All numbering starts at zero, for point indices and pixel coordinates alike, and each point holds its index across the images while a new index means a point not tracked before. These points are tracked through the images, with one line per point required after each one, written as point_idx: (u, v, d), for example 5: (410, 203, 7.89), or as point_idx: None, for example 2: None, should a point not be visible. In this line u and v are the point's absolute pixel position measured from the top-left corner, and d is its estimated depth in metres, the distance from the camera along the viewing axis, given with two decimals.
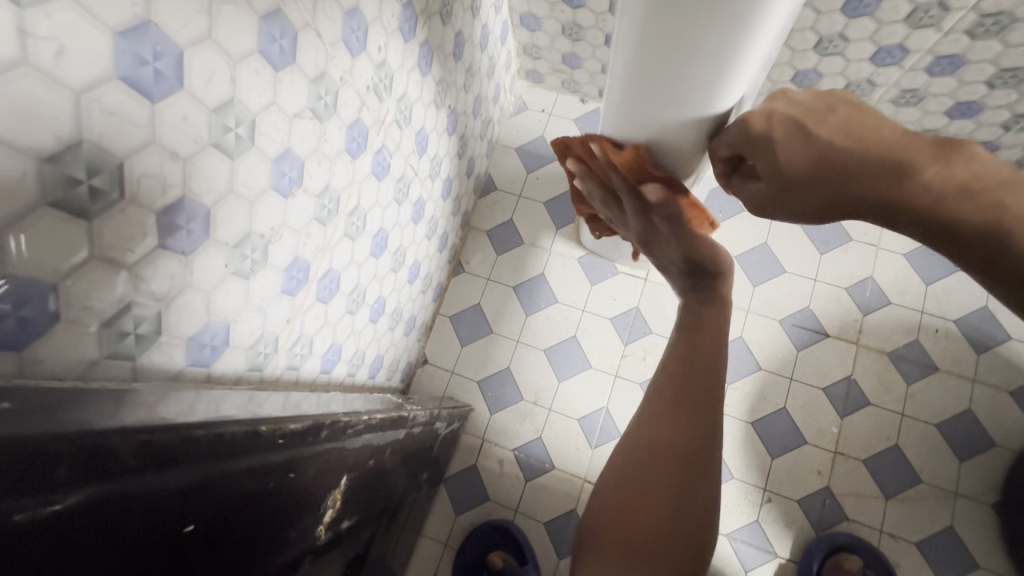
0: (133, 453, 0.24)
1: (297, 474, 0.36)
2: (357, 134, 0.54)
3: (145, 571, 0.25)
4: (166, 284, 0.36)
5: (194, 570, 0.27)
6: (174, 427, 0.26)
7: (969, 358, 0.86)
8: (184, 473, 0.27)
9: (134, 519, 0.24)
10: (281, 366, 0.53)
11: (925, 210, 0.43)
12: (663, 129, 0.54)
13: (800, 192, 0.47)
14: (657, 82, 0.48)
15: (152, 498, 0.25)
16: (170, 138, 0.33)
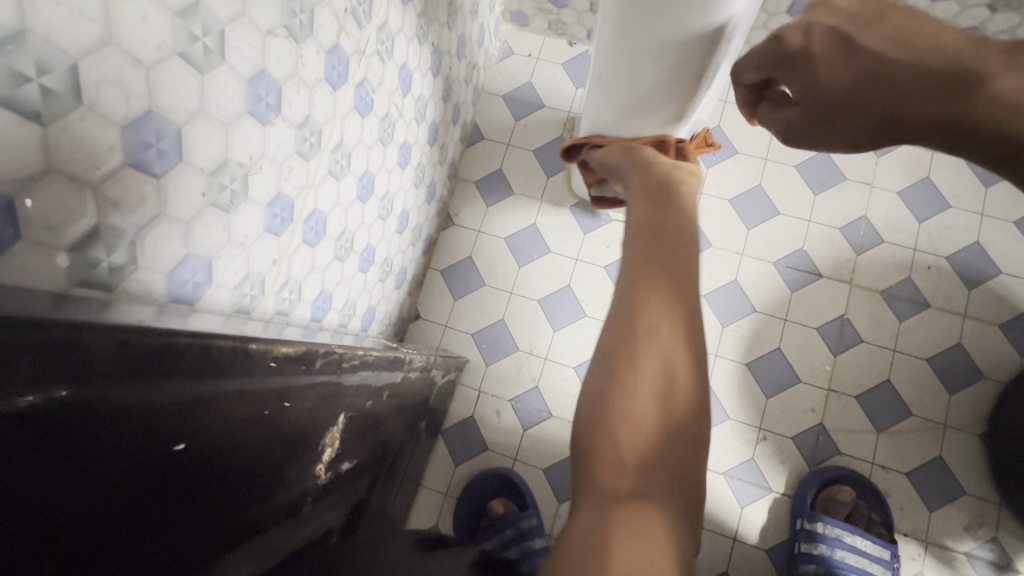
0: (108, 358, 0.23)
1: (292, 406, 0.35)
2: (337, 62, 0.51)
3: (130, 485, 0.23)
4: (139, 209, 0.34)
5: (186, 491, 0.27)
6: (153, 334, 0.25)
7: (960, 293, 0.86)
8: (165, 386, 0.25)
9: (117, 429, 0.23)
10: (270, 310, 0.51)
11: (983, 129, 0.35)
12: (646, 78, 0.57)
13: (835, 117, 0.42)
14: (639, 31, 0.51)
15: (134, 409, 0.24)
16: (129, 41, 0.30)
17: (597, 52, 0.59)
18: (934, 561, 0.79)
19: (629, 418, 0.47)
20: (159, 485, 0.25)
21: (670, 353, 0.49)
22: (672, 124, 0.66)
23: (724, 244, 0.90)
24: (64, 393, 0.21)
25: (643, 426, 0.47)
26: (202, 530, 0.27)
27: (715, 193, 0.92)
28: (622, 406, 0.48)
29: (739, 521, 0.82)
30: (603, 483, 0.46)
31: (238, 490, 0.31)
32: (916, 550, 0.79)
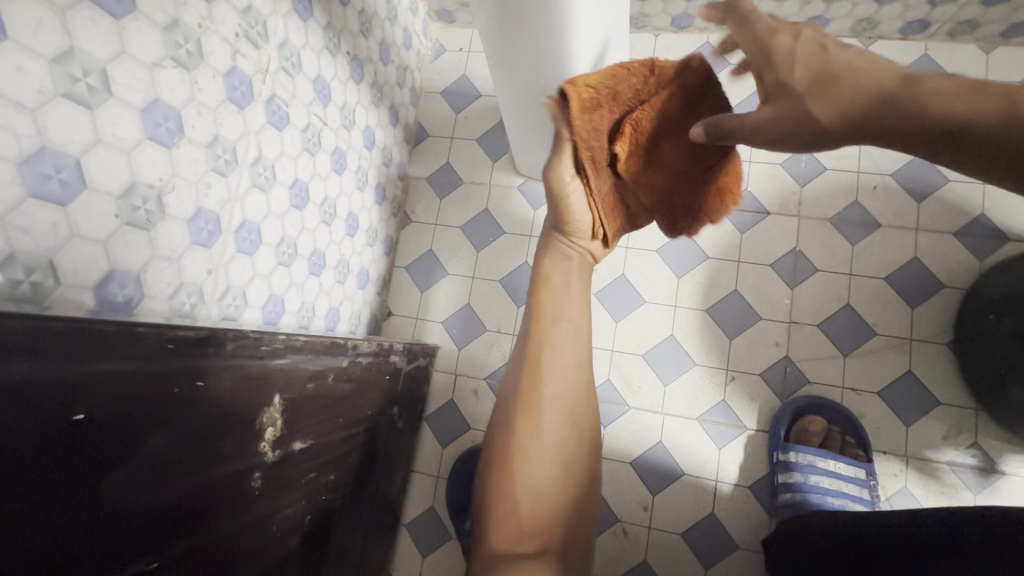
0: None
1: (201, 387, 0.40)
2: (238, 83, 0.55)
3: (29, 445, 0.29)
4: (51, 234, 0.39)
5: (95, 454, 0.32)
6: (28, 318, 0.29)
7: (909, 208, 0.86)
8: (43, 363, 0.30)
9: (9, 396, 0.28)
10: (216, 316, 0.56)
11: (940, 115, 0.36)
12: (533, 100, 0.73)
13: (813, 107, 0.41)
14: (513, 65, 0.67)
15: (13, 379, 0.28)
16: (7, 89, 0.35)
17: (484, 27, 0.64)
18: (916, 474, 0.79)
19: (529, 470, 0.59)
20: (44, 451, 0.29)
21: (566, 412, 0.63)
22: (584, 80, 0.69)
23: None
24: None
25: (541, 492, 0.58)
26: (89, 504, 0.31)
27: None
28: (521, 471, 0.59)
29: (718, 461, 0.83)
30: (501, 547, 0.55)
31: (149, 473, 0.35)
32: (897, 465, 0.80)
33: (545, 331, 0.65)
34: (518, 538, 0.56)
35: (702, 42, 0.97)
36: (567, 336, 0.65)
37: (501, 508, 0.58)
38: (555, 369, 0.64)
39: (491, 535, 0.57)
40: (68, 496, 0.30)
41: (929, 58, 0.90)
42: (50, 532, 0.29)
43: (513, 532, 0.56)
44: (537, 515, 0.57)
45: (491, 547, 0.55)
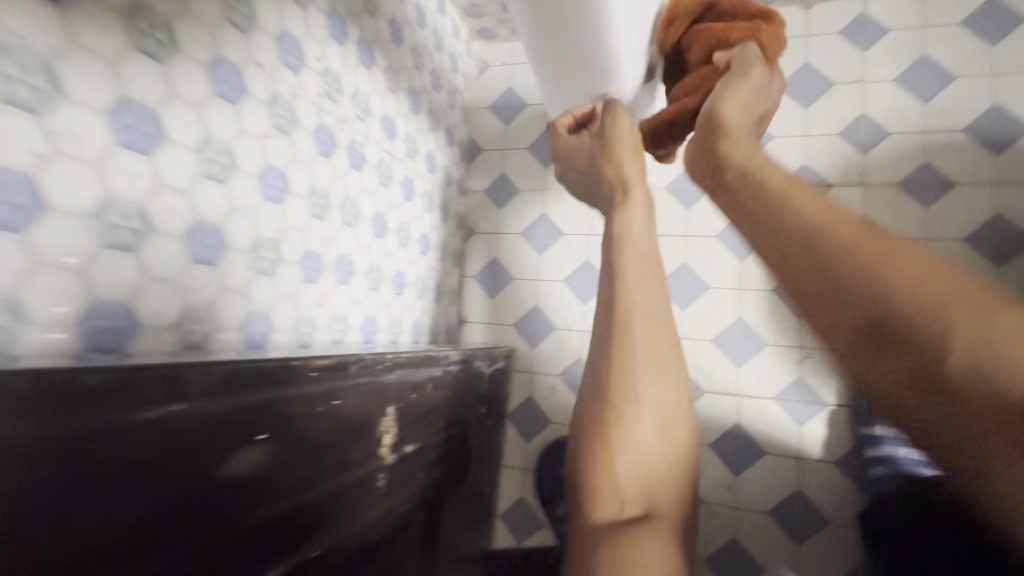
0: (200, 382, 0.34)
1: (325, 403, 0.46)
2: (324, 137, 0.64)
3: (230, 460, 0.36)
4: (209, 290, 0.48)
5: (267, 462, 0.40)
6: (226, 363, 0.36)
7: (987, 162, 0.82)
8: (236, 397, 0.37)
9: (217, 424, 0.35)
10: (326, 341, 0.65)
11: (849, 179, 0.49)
12: (578, 93, 0.73)
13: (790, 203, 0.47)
14: (554, 62, 0.68)
15: (217, 411, 0.35)
16: (170, 180, 0.44)
17: (523, 21, 0.62)
18: None
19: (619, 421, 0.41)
20: (239, 459, 0.37)
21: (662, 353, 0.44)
22: (629, 50, 0.64)
23: None
24: (186, 407, 0.33)
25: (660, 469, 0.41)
26: (267, 493, 0.40)
27: None
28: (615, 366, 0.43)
29: (800, 439, 0.84)
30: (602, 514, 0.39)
31: (301, 466, 0.44)
32: None
33: (621, 313, 0.44)
34: (639, 506, 0.40)
35: None
36: (648, 334, 0.44)
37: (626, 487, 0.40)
38: (640, 297, 0.45)
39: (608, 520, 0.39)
40: (254, 494, 0.38)
41: (997, 1, 0.85)
42: (244, 517, 0.38)
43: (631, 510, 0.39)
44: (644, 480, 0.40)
45: (601, 514, 0.39)
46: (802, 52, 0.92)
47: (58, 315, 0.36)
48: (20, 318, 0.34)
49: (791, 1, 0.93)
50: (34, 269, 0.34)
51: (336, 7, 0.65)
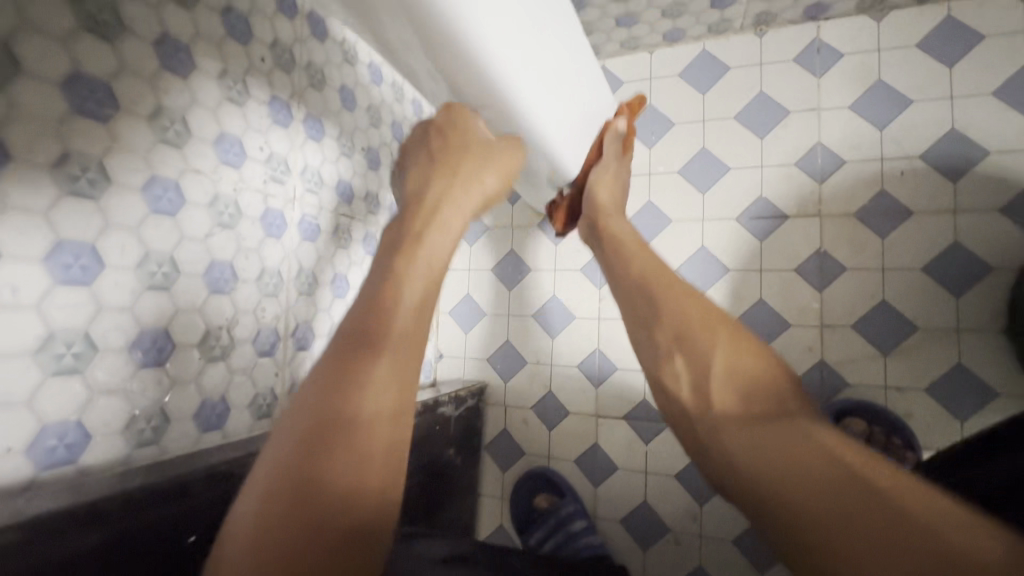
0: (120, 508, 0.39)
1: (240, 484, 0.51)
2: (273, 219, 0.68)
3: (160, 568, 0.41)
4: (158, 388, 0.53)
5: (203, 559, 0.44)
6: (145, 487, 0.41)
7: (945, 190, 0.81)
8: (163, 510, 0.42)
9: (144, 540, 0.40)
10: (287, 406, 0.71)
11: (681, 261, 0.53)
12: None
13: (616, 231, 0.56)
14: None
15: (143, 527, 0.40)
16: (111, 300, 0.49)
17: None
18: None
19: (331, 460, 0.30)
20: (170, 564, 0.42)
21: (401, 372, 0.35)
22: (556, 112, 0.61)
23: (682, 215, 0.94)
24: (108, 534, 0.38)
25: (392, 385, 0.33)
26: None
27: (663, 170, 0.96)
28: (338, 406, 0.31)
29: None
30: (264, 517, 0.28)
31: None
32: None
33: (424, 247, 0.41)
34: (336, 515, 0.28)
35: (699, 50, 0.96)
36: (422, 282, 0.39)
37: (330, 389, 0.31)
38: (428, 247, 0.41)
39: (291, 476, 0.28)
40: None
41: (953, 21, 0.82)
42: None
43: (344, 419, 0.30)
44: (388, 444, 0.32)
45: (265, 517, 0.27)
46: (757, 81, 0.92)
47: (10, 444, 0.41)
48: None
49: (745, 28, 0.92)
50: None
51: (277, 93, 0.69)
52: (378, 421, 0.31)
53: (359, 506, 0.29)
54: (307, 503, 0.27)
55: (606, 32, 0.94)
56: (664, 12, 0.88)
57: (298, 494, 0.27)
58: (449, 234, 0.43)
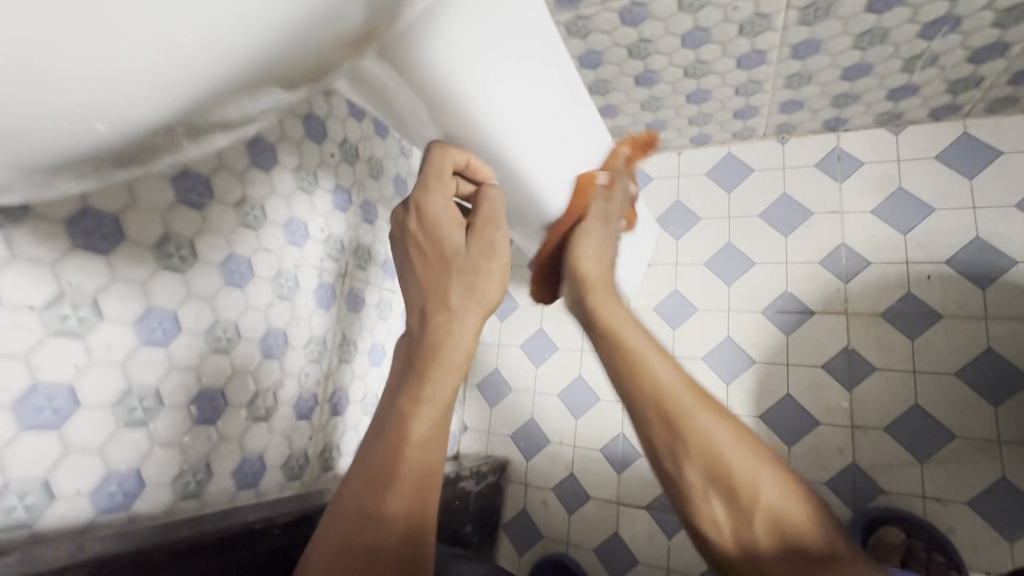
0: (164, 555, 0.44)
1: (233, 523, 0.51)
2: (323, 292, 0.75)
3: None
4: (208, 443, 0.58)
5: None
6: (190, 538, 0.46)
7: (974, 296, 0.81)
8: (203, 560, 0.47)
9: None
10: (316, 469, 0.74)
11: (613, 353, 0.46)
12: None
13: (608, 313, 0.48)
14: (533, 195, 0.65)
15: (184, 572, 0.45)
16: (182, 361, 0.55)
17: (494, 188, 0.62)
18: None
19: (384, 497, 0.38)
20: None
21: (438, 437, 0.42)
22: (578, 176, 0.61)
23: (709, 305, 0.97)
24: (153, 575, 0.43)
25: (427, 440, 0.41)
26: None
27: (689, 261, 1.00)
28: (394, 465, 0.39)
29: None
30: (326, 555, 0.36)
31: None
32: None
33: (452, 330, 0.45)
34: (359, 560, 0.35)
35: (724, 154, 1.03)
36: (454, 353, 0.44)
37: (369, 470, 0.39)
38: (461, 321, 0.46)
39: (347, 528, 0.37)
40: None
41: (971, 137, 0.87)
42: None
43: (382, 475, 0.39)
44: (412, 505, 0.39)
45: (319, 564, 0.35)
46: (780, 183, 0.97)
47: (79, 486, 0.46)
48: (49, 495, 0.44)
49: (768, 136, 0.99)
50: (62, 457, 0.45)
51: (342, 183, 0.79)
52: (405, 487, 0.39)
53: (391, 541, 0.37)
54: (359, 532, 0.36)
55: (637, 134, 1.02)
56: (691, 120, 0.96)
57: (354, 526, 0.37)
58: (466, 326, 0.45)
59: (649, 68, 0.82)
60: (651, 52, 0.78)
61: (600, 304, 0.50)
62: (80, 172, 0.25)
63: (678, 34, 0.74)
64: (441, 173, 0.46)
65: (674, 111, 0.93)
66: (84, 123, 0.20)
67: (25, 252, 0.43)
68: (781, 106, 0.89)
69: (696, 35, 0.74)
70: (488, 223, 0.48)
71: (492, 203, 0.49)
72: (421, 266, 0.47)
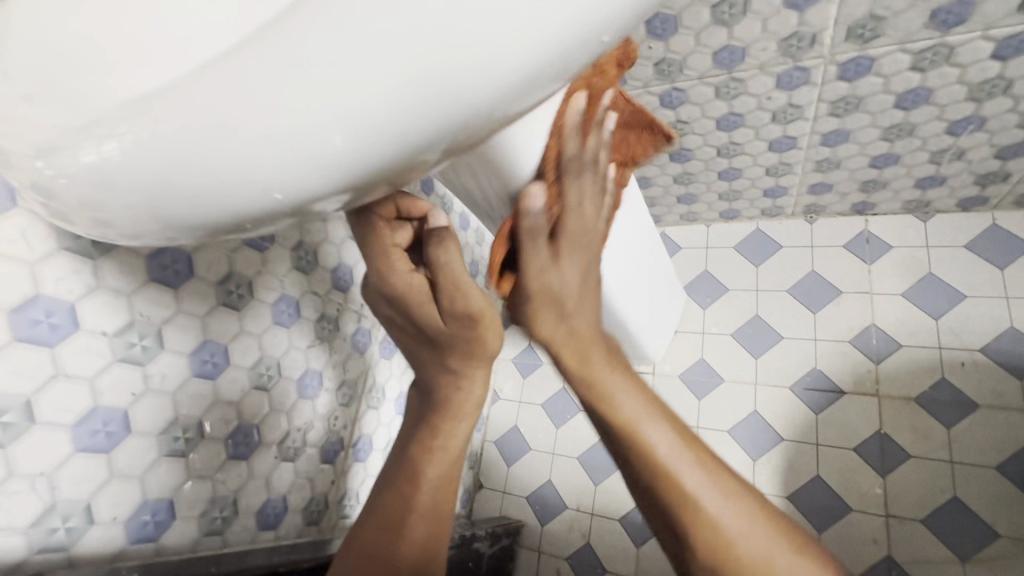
0: None
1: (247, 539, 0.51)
2: (360, 336, 0.78)
3: None
4: (237, 479, 0.58)
5: None
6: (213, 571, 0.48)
7: (1011, 387, 0.80)
8: None
9: None
10: (333, 516, 0.73)
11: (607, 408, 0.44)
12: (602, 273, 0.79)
13: (612, 402, 0.43)
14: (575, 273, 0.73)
15: None
16: (226, 395, 0.57)
17: None
18: None
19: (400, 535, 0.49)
20: None
21: (450, 478, 0.53)
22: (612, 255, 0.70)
23: (735, 376, 0.96)
24: None
25: (441, 478, 0.52)
26: None
27: (716, 331, 1.01)
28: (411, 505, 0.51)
29: None
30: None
31: None
32: None
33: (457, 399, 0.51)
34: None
35: (752, 230, 1.05)
36: (453, 419, 0.51)
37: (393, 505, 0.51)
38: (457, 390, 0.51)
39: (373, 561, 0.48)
40: None
41: (1000, 228, 0.88)
42: None
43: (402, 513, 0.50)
44: (427, 537, 0.50)
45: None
46: (808, 260, 0.99)
47: (117, 513, 0.47)
48: (88, 519, 0.45)
49: (796, 215, 1.01)
50: (106, 482, 0.46)
51: None
52: (421, 523, 0.50)
53: None
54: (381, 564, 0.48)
55: (667, 205, 1.05)
56: (721, 196, 1.00)
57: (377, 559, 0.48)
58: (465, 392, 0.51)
59: (684, 146, 0.87)
60: (687, 132, 0.83)
61: (598, 378, 0.43)
62: (205, 233, 0.27)
63: (713, 118, 0.79)
64: (382, 246, 0.45)
65: (705, 186, 0.97)
66: (266, 192, 0.24)
67: (107, 281, 0.46)
68: (810, 187, 0.93)
69: (731, 119, 0.79)
70: (451, 289, 0.44)
71: (449, 269, 0.44)
72: (423, 348, 0.50)
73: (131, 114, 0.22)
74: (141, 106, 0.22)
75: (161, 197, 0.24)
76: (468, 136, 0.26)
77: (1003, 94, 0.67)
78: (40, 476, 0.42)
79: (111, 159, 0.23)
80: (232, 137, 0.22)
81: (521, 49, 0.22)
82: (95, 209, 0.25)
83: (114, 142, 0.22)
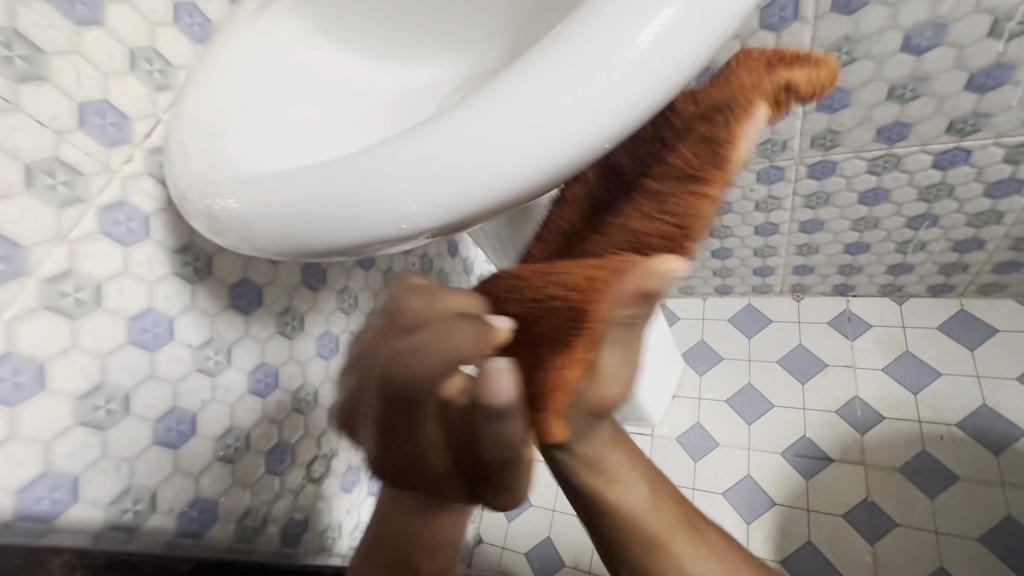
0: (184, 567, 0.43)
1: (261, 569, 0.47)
2: None
3: None
4: (270, 492, 0.65)
5: None
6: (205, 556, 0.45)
7: (987, 461, 0.86)
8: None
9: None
10: (345, 545, 0.78)
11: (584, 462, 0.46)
12: None
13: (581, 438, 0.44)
14: None
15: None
16: (272, 413, 0.65)
17: None
18: None
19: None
20: None
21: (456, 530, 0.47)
22: None
23: (729, 440, 1.01)
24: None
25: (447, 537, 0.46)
26: None
27: (712, 397, 1.07)
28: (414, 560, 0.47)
29: None
30: None
31: None
32: None
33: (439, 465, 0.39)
34: None
35: (745, 304, 1.14)
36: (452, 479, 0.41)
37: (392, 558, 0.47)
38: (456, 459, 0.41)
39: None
40: None
41: (969, 313, 0.98)
42: None
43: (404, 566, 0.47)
44: None
45: None
46: (796, 334, 1.07)
47: (174, 505, 0.54)
48: (151, 507, 0.52)
49: (785, 293, 1.11)
50: (171, 475, 0.53)
51: None
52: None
53: None
54: None
55: None
56: (715, 272, 1.10)
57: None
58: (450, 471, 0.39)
59: None
60: None
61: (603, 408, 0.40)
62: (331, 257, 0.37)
63: None
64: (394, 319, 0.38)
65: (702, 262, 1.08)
66: (396, 224, 0.33)
67: (201, 303, 0.56)
68: (795, 268, 1.03)
69: (721, 206, 0.92)
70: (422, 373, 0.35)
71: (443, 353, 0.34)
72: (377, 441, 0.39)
73: (320, 173, 0.34)
74: (330, 169, 0.34)
75: (312, 222, 0.34)
76: (524, 198, 0.34)
77: (950, 197, 0.79)
78: (124, 461, 0.49)
79: (287, 196, 0.34)
80: (382, 182, 0.32)
81: (586, 122, 0.30)
82: (250, 233, 0.36)
83: (297, 187, 0.34)
